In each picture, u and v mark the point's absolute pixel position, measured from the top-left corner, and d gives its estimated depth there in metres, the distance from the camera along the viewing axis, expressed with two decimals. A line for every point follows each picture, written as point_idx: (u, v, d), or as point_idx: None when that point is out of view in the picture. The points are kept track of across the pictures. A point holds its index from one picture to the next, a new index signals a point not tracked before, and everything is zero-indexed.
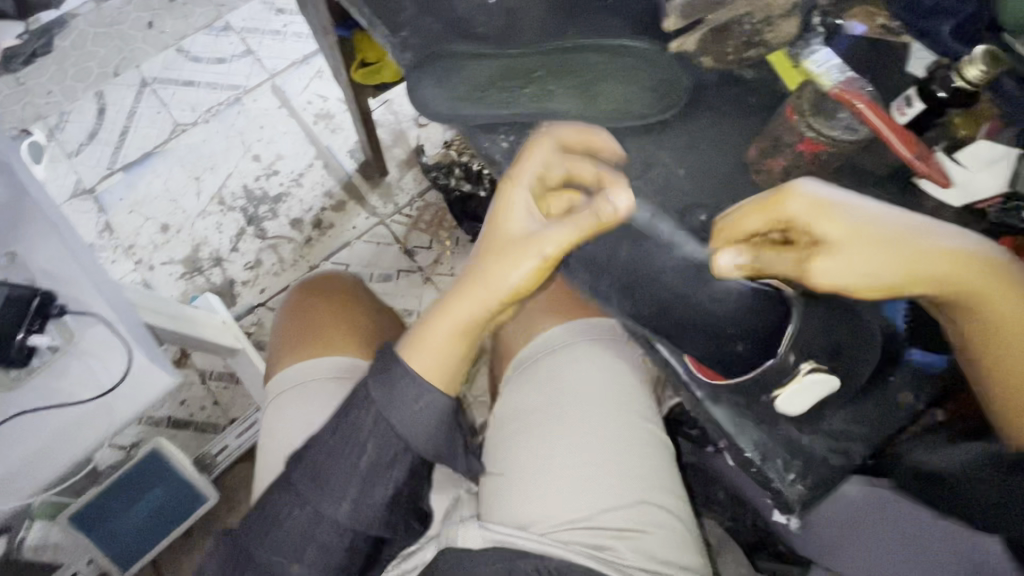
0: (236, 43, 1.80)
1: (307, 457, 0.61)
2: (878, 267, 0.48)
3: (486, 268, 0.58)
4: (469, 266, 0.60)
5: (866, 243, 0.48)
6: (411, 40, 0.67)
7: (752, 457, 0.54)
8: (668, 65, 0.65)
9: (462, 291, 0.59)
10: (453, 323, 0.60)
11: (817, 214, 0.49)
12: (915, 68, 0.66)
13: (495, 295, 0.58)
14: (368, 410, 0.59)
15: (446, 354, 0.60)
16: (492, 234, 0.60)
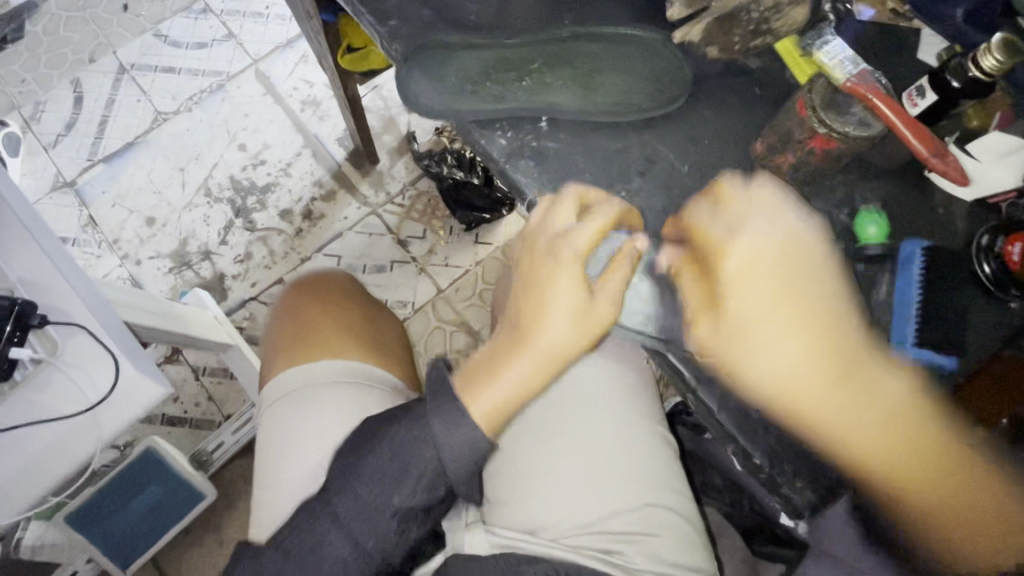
0: (216, 26, 1.74)
1: (348, 487, 0.59)
2: (785, 322, 0.48)
3: (553, 315, 0.53)
4: (522, 304, 0.56)
5: (779, 288, 0.49)
6: (400, 30, 0.64)
7: (761, 463, 0.53)
8: (671, 55, 0.62)
9: (520, 342, 0.55)
10: (518, 368, 0.55)
11: (747, 257, 0.49)
12: (925, 55, 0.64)
13: (564, 344, 0.53)
14: (426, 444, 0.57)
15: (512, 400, 0.55)
16: (532, 270, 0.56)
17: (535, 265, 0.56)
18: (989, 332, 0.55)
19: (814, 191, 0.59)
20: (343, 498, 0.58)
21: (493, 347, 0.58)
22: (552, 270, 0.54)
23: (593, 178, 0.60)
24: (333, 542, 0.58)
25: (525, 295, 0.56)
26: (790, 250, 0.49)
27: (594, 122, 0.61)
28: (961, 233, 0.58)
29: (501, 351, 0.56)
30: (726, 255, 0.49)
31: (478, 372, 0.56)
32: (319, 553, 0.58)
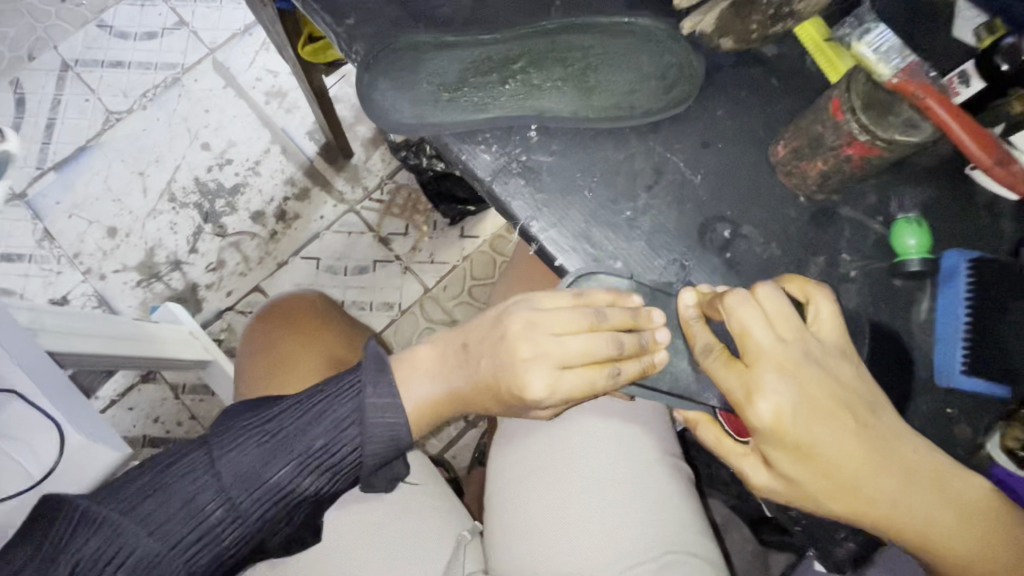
0: (166, 14, 1.59)
1: (243, 445, 0.52)
2: (862, 489, 0.42)
3: (486, 365, 0.49)
4: (474, 337, 0.51)
5: (842, 456, 0.41)
6: (363, 26, 0.55)
7: (798, 516, 0.47)
8: (676, 45, 0.54)
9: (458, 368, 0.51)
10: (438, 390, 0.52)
11: (785, 424, 0.41)
12: (961, 33, 0.56)
13: (486, 381, 0.50)
14: (349, 400, 0.51)
15: (427, 413, 0.52)
16: (495, 330, 0.50)
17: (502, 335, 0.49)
18: None
19: (844, 198, 0.52)
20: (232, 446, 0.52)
21: (435, 349, 0.53)
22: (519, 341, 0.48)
23: (595, 195, 0.52)
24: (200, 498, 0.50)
25: (478, 330, 0.51)
26: (818, 386, 0.42)
27: (592, 129, 0.53)
28: (1009, 238, 0.52)
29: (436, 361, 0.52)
30: (756, 422, 0.41)
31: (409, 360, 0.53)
32: (186, 509, 0.50)
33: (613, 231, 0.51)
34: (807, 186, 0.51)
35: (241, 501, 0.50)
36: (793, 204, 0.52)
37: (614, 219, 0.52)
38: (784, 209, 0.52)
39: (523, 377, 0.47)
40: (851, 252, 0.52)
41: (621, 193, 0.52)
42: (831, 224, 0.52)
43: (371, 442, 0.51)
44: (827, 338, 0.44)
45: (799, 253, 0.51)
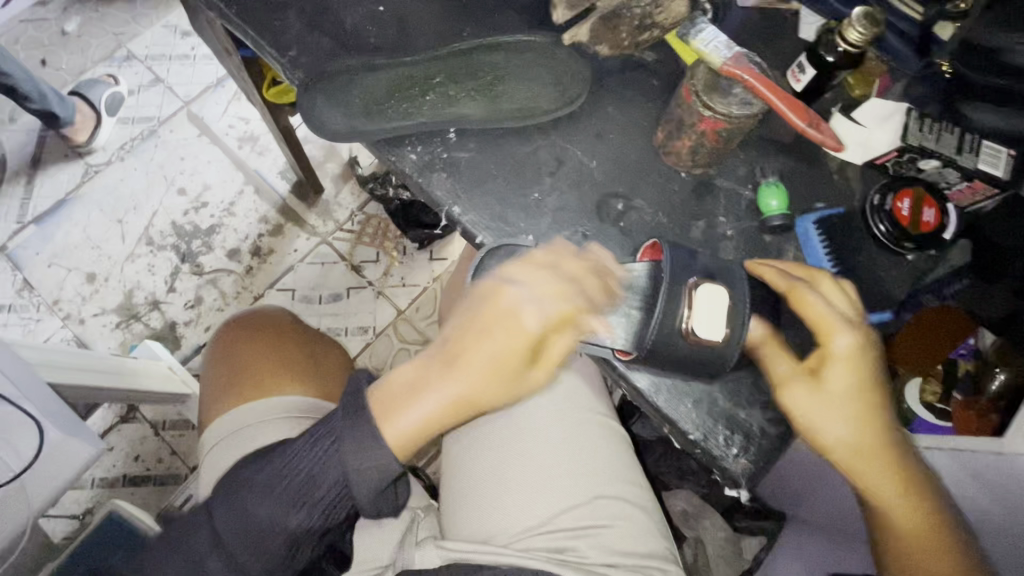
0: (141, 72, 1.70)
1: (243, 500, 0.57)
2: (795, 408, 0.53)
3: (478, 368, 0.56)
4: (453, 346, 0.58)
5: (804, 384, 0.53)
6: (301, 59, 0.64)
7: (696, 438, 0.55)
8: (568, 58, 0.64)
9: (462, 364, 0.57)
10: (433, 406, 0.57)
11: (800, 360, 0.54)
12: (806, 33, 0.67)
13: (482, 393, 0.57)
14: (335, 467, 0.56)
15: (426, 432, 0.57)
16: (476, 330, 0.56)
17: (480, 338, 0.56)
18: (888, 288, 0.59)
19: (718, 171, 0.62)
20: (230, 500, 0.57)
21: (421, 369, 0.59)
22: (489, 331, 0.56)
23: (507, 183, 0.61)
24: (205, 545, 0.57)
25: (460, 336, 0.57)
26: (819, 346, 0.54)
27: (502, 129, 0.63)
28: (856, 196, 0.61)
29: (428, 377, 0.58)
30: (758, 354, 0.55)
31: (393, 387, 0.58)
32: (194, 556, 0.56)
33: (523, 212, 0.60)
34: (683, 163, 0.60)
35: (248, 554, 0.57)
36: (676, 178, 0.61)
37: (523, 202, 0.60)
38: (669, 184, 0.61)
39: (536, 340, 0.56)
40: (726, 216, 0.61)
41: (528, 181, 0.61)
42: (709, 193, 0.61)
43: (358, 480, 0.56)
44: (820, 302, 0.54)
45: (683, 219, 0.60)
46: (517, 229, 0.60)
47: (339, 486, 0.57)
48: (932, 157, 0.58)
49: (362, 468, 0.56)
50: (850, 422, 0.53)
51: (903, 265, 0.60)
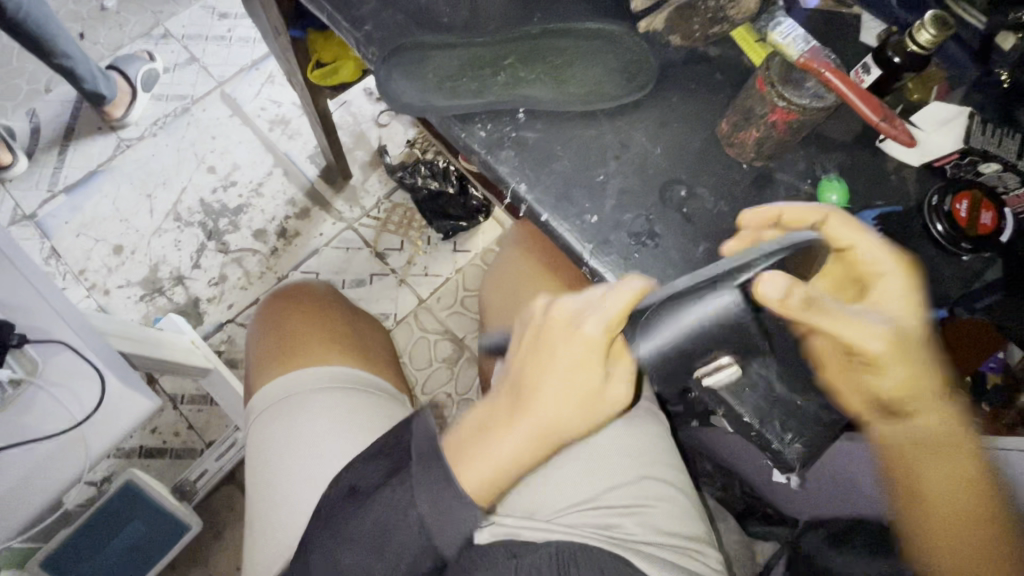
0: (179, 51, 1.72)
1: (326, 550, 0.56)
2: (898, 385, 0.54)
3: (557, 400, 0.52)
4: (525, 380, 0.54)
5: (913, 372, 0.53)
6: (373, 33, 0.66)
7: (750, 422, 0.56)
8: (634, 47, 0.66)
9: (513, 414, 0.54)
10: (516, 447, 0.53)
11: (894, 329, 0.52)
12: (866, 37, 0.69)
13: (570, 426, 0.53)
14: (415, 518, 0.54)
15: (501, 473, 0.53)
16: (541, 357, 0.54)
17: (544, 380, 0.53)
18: (943, 285, 0.61)
19: (779, 165, 0.63)
20: (322, 551, 0.56)
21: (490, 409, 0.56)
22: (562, 369, 0.53)
23: (570, 165, 0.62)
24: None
25: (528, 366, 0.55)
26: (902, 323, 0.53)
27: (569, 112, 0.64)
28: (914, 196, 0.63)
29: (497, 417, 0.55)
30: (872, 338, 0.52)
31: (467, 435, 0.55)
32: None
33: (587, 193, 0.61)
34: (746, 155, 0.62)
35: None
36: (737, 169, 0.63)
37: (587, 183, 0.62)
38: (729, 174, 0.63)
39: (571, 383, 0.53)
40: None
41: (591, 164, 0.63)
42: (769, 186, 0.62)
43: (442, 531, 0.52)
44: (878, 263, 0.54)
45: (742, 209, 0.62)
46: (582, 210, 0.61)
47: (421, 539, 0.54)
48: (993, 160, 0.60)
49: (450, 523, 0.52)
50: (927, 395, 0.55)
51: (956, 264, 0.61)
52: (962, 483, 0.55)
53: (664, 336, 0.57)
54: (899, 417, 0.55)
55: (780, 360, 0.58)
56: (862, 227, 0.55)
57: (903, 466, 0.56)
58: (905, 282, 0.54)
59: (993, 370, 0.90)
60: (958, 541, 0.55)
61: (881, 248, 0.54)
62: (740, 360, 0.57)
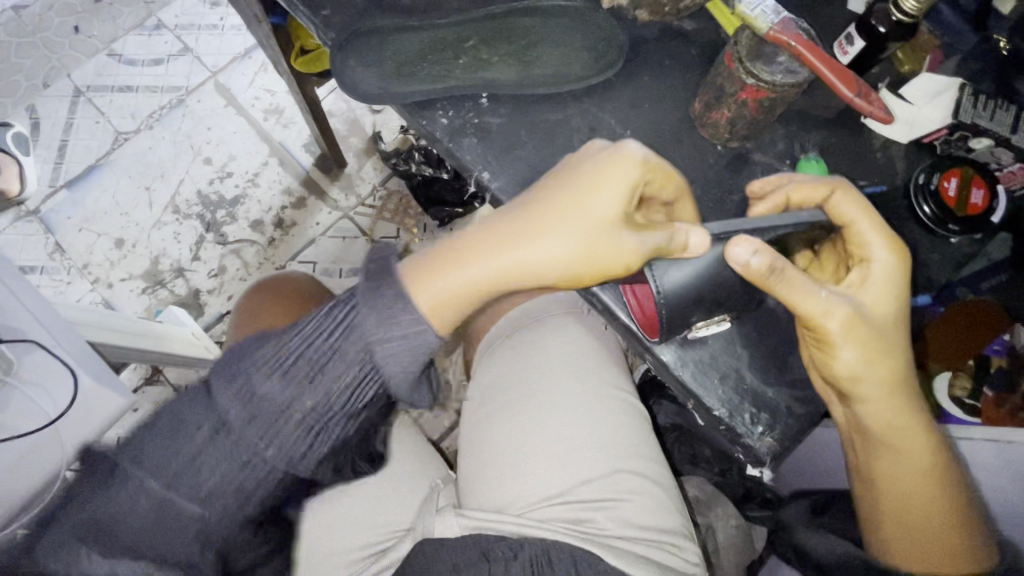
0: (171, 41, 1.70)
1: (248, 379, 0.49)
2: (849, 369, 0.51)
3: (561, 231, 0.48)
4: (542, 206, 0.50)
5: (868, 351, 0.51)
6: (334, 19, 0.64)
7: (720, 415, 0.54)
8: (604, 24, 0.63)
9: (513, 232, 0.49)
10: (489, 272, 0.49)
11: (855, 322, 0.50)
12: (854, 3, 0.64)
13: (555, 263, 0.48)
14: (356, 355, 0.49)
15: (469, 297, 0.50)
16: (567, 197, 0.49)
17: (552, 216, 0.49)
18: (937, 266, 0.58)
19: (756, 145, 0.60)
20: (243, 381, 0.49)
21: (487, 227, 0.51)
22: (579, 208, 0.48)
23: (536, 151, 0.60)
24: (210, 433, 0.49)
25: (546, 199, 0.49)
26: (871, 320, 0.51)
27: (535, 96, 0.61)
28: (900, 175, 0.59)
29: (492, 230, 0.50)
30: (825, 326, 0.50)
31: (455, 247, 0.51)
32: (192, 448, 0.48)
33: None
34: (720, 136, 0.59)
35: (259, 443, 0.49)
36: (711, 151, 0.60)
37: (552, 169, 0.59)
38: (702, 156, 0.60)
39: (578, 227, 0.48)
40: None
41: (558, 149, 0.60)
42: (744, 166, 0.59)
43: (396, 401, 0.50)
44: (875, 247, 0.51)
45: (715, 192, 0.59)
46: None
47: (365, 363, 0.49)
48: (984, 135, 0.57)
49: (388, 355, 0.48)
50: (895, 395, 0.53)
51: (946, 246, 0.58)
52: (923, 477, 0.56)
53: (680, 272, 0.48)
54: (857, 407, 0.54)
55: (751, 349, 0.55)
56: (869, 211, 0.51)
57: (865, 458, 0.57)
58: (899, 267, 0.51)
59: (1000, 355, 0.82)
60: (905, 524, 0.58)
61: (882, 236, 0.51)
62: (710, 349, 0.55)
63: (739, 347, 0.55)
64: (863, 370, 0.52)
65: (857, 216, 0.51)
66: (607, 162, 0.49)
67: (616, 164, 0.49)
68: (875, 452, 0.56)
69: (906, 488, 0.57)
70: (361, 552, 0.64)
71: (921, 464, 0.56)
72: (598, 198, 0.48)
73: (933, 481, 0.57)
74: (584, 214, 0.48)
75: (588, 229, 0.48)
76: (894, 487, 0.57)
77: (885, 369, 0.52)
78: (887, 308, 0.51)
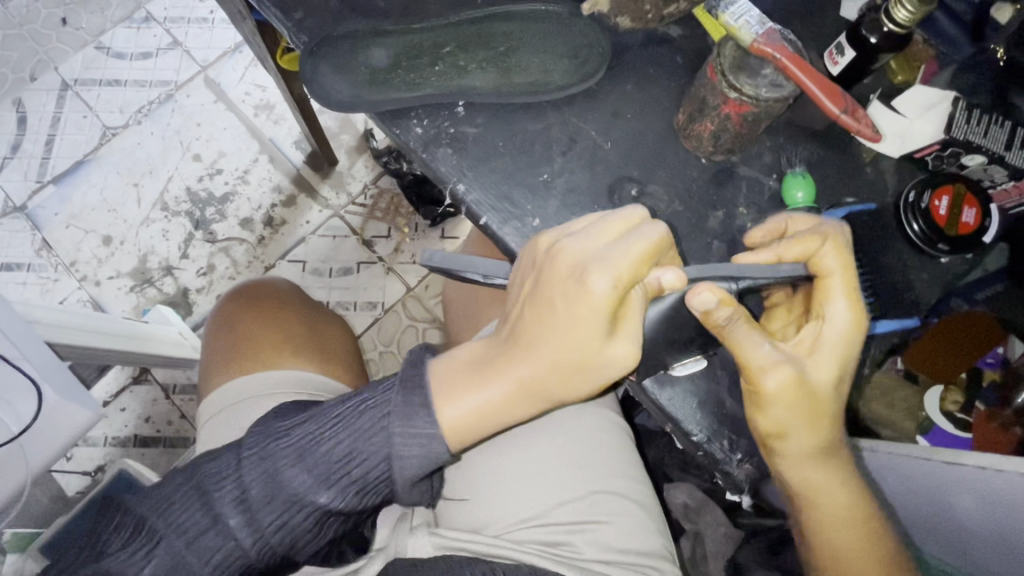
0: (160, 35, 1.67)
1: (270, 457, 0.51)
2: (776, 427, 0.49)
3: (552, 364, 0.45)
4: (525, 327, 0.46)
5: (799, 412, 0.48)
6: (308, 21, 0.61)
7: (699, 440, 0.52)
8: (588, 28, 0.61)
9: (509, 356, 0.47)
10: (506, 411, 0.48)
11: (789, 386, 0.47)
12: (847, 11, 0.62)
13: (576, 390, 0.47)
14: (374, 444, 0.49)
15: (478, 424, 0.47)
16: (545, 308, 0.45)
17: (545, 336, 0.45)
18: (928, 286, 0.56)
19: (742, 158, 0.58)
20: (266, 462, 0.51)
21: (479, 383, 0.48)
22: (562, 324, 0.45)
23: (515, 162, 0.58)
24: (231, 501, 0.51)
25: (532, 310, 0.46)
26: (810, 384, 0.48)
27: (515, 104, 0.59)
28: (891, 191, 0.57)
29: (488, 354, 0.48)
30: (761, 384, 0.47)
31: (453, 369, 0.48)
32: (214, 510, 0.51)
33: (530, 192, 0.57)
34: (704, 148, 0.56)
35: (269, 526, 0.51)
36: (695, 164, 0.58)
37: (531, 182, 0.57)
38: (686, 169, 0.58)
39: (570, 346, 0.45)
40: (746, 206, 0.57)
41: (537, 160, 0.58)
42: (729, 181, 0.57)
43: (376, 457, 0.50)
44: (827, 305, 0.49)
45: (699, 207, 0.57)
46: (525, 213, 0.57)
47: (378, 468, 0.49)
48: (976, 152, 0.55)
49: (405, 447, 0.47)
50: (824, 459, 0.51)
51: (935, 265, 0.56)
52: (860, 553, 0.51)
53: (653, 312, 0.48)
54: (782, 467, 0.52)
55: (733, 372, 0.54)
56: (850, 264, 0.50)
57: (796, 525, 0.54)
58: (845, 332, 0.48)
59: (991, 367, 0.81)
60: None
61: (843, 294, 0.49)
62: (691, 370, 0.53)
63: (720, 369, 0.53)
64: (793, 431, 0.49)
65: (832, 265, 0.49)
66: (580, 267, 0.44)
67: (594, 273, 0.43)
68: (802, 517, 0.53)
69: (834, 570, 0.52)
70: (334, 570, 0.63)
71: (852, 538, 0.51)
72: (582, 314, 0.44)
73: (869, 571, 0.51)
74: (574, 335, 0.44)
75: (580, 349, 0.44)
76: (822, 563, 0.52)
77: (817, 433, 0.50)
78: (827, 375, 0.49)
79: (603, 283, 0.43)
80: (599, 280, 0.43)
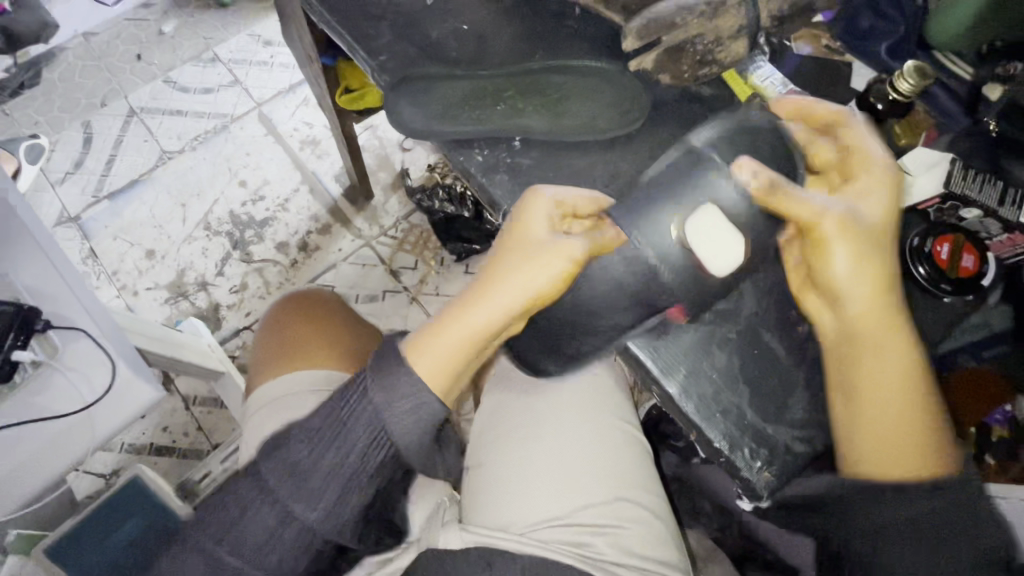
0: (223, 74, 1.84)
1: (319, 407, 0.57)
2: (837, 268, 0.54)
3: (504, 289, 0.56)
4: (480, 269, 0.59)
5: (857, 245, 0.53)
6: (388, 63, 0.72)
7: (720, 447, 0.57)
8: (628, 84, 0.70)
9: (463, 298, 0.58)
10: (460, 337, 0.56)
11: (845, 221, 0.53)
12: (856, 83, 0.71)
13: (518, 294, 0.55)
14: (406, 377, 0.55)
15: (453, 357, 0.56)
16: (495, 247, 0.59)
17: (491, 270, 0.57)
18: (936, 322, 0.61)
19: None
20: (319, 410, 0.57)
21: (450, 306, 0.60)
22: (505, 257, 0.56)
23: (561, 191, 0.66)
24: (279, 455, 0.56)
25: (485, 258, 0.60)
26: (860, 224, 0.53)
27: (563, 142, 0.68)
28: (898, 237, 0.64)
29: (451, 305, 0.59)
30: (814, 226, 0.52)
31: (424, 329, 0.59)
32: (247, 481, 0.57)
33: None
34: None
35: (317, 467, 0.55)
36: None
37: None
38: None
39: (507, 268, 0.56)
40: None
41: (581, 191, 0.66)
42: None
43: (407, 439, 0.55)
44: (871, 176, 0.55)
45: None
46: None
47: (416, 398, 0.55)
48: (975, 206, 0.62)
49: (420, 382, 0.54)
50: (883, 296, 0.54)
51: (942, 306, 0.61)
52: (901, 381, 0.55)
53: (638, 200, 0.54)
54: (834, 300, 0.55)
55: (753, 387, 0.59)
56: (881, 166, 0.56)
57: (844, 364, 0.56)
58: (848, 231, 0.53)
59: (1001, 423, 0.83)
60: (888, 440, 0.55)
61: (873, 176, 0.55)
62: (713, 383, 0.58)
63: (742, 383, 0.58)
64: (847, 265, 0.53)
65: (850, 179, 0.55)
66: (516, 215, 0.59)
67: (523, 216, 0.58)
68: (849, 358, 0.56)
69: (897, 395, 0.55)
70: (359, 562, 0.66)
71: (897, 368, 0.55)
72: (517, 245, 0.57)
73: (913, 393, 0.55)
74: (507, 259, 0.56)
75: (513, 266, 0.56)
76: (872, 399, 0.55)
77: (878, 266, 0.54)
78: (874, 208, 0.54)
79: (534, 219, 0.58)
80: (528, 217, 0.58)
